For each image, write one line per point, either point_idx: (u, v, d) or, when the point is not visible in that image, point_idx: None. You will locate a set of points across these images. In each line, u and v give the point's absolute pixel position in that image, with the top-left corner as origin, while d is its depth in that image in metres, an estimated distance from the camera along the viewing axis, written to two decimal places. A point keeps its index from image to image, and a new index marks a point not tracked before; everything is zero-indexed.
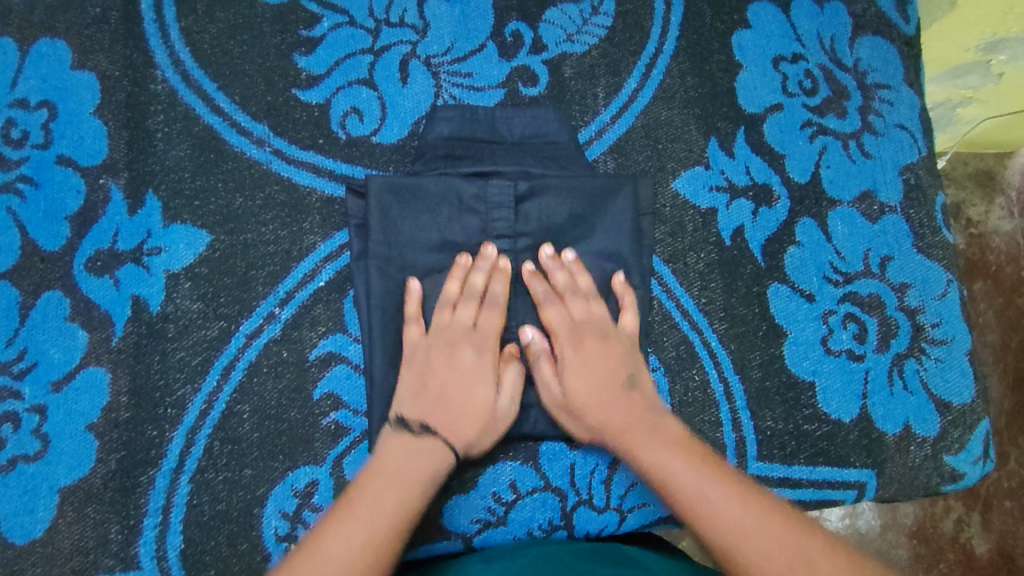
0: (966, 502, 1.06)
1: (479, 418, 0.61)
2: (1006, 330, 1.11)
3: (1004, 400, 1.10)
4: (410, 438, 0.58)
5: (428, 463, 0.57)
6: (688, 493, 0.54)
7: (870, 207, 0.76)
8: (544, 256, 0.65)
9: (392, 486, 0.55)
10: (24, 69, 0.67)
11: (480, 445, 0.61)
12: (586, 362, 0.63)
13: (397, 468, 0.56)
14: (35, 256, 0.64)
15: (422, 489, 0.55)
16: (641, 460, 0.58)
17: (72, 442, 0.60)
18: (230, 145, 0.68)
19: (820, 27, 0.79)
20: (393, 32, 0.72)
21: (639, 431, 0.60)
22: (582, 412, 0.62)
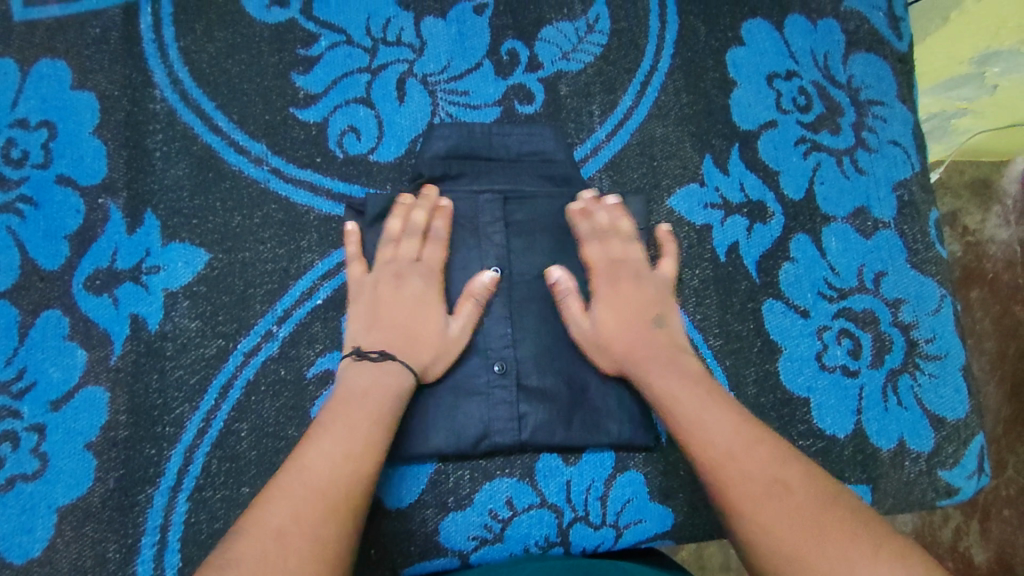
0: (965, 511, 1.06)
1: (431, 342, 0.62)
2: (1003, 339, 1.12)
3: (1002, 407, 1.10)
4: (369, 367, 0.59)
5: (384, 380, 0.58)
6: (686, 418, 0.56)
7: (864, 223, 0.77)
8: (585, 198, 0.68)
9: (360, 405, 0.56)
10: (24, 89, 0.68)
11: (435, 369, 0.62)
12: (619, 297, 0.64)
13: (357, 390, 0.57)
14: (35, 276, 0.64)
15: (385, 401, 0.57)
16: (651, 387, 0.60)
17: (71, 461, 0.61)
18: (228, 164, 0.68)
19: (813, 44, 0.80)
20: (390, 51, 0.73)
21: (659, 363, 0.61)
22: (608, 343, 0.63)
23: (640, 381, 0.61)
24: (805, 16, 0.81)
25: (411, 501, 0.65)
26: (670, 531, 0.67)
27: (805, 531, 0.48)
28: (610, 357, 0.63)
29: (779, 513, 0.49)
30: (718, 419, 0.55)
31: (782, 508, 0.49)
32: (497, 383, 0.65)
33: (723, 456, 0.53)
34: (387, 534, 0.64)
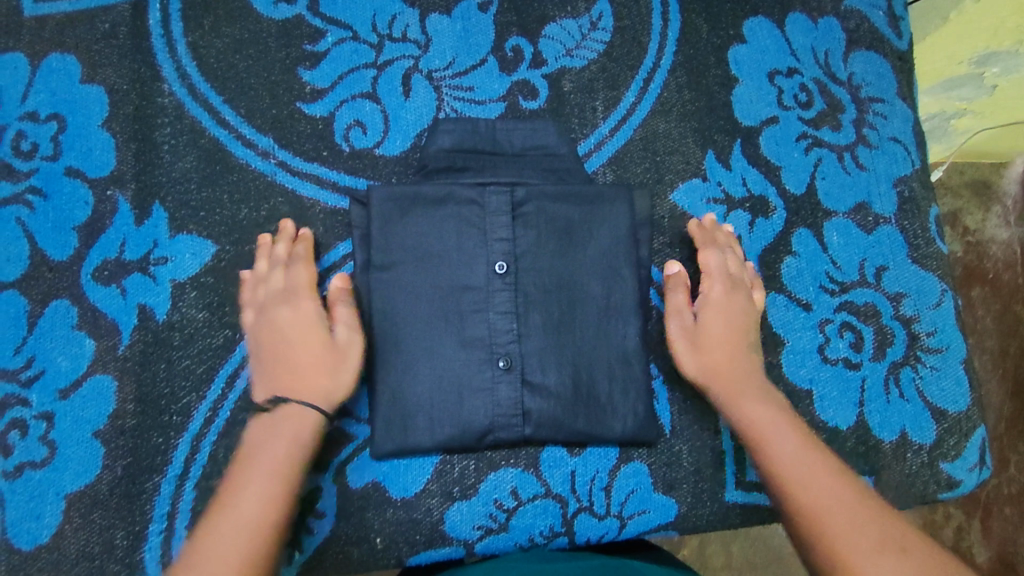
0: (966, 509, 1.07)
1: (319, 364, 0.62)
2: (1004, 337, 1.12)
3: (1004, 406, 1.10)
4: (279, 413, 0.60)
5: (296, 428, 0.59)
6: (780, 454, 0.58)
7: (865, 218, 0.77)
8: (705, 219, 0.73)
9: (258, 467, 0.56)
10: (34, 82, 0.69)
11: (342, 386, 0.62)
12: (729, 310, 0.69)
13: (266, 443, 0.58)
14: (43, 266, 0.65)
15: (288, 452, 0.58)
16: (743, 410, 0.63)
17: (79, 448, 0.61)
18: (236, 157, 0.69)
19: (814, 41, 0.81)
20: (396, 47, 0.73)
21: (754, 396, 0.64)
22: (706, 346, 0.67)
23: (736, 416, 0.63)
24: (805, 14, 0.81)
25: (417, 491, 0.65)
26: (673, 521, 0.68)
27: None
28: (699, 363, 0.67)
29: (889, 567, 0.47)
30: (817, 472, 0.56)
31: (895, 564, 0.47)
32: (502, 377, 0.65)
33: (825, 510, 0.52)
34: (392, 523, 0.64)
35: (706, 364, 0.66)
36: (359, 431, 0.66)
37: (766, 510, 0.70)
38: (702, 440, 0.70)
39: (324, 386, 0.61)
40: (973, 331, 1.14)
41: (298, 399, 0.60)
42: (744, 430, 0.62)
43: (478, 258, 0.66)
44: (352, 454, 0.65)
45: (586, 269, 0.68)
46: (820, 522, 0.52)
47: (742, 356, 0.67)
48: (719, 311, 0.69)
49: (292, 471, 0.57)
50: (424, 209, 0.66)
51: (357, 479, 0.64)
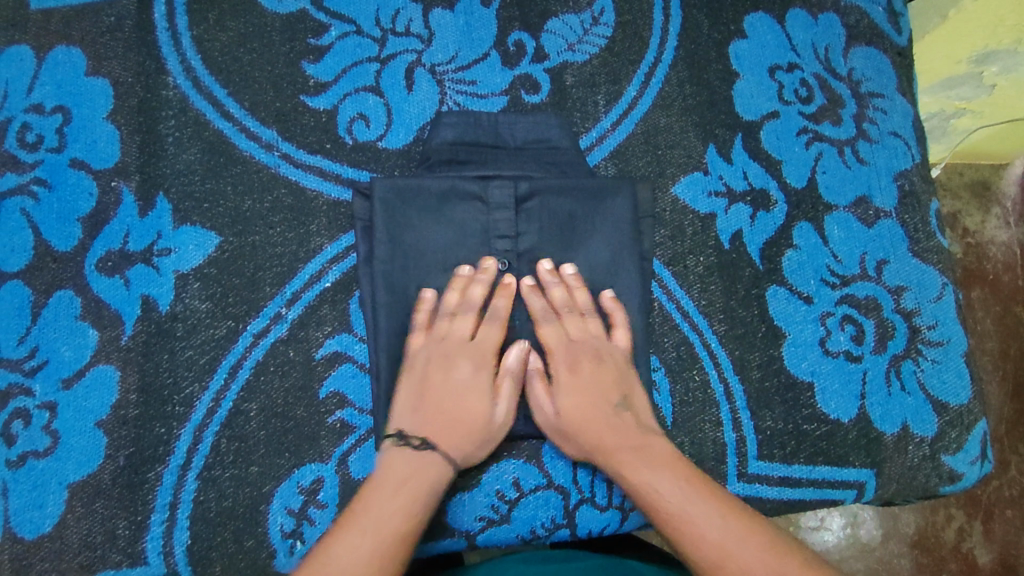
0: (967, 510, 1.06)
1: (475, 430, 0.62)
2: (1004, 338, 1.13)
3: (1004, 407, 1.10)
4: (408, 452, 0.59)
5: (426, 470, 0.58)
6: (676, 514, 0.56)
7: (866, 212, 0.78)
8: (544, 270, 0.66)
9: (394, 496, 0.56)
10: (40, 75, 0.69)
11: (479, 456, 0.62)
12: (584, 379, 0.64)
13: (405, 477, 0.58)
14: (48, 257, 0.65)
15: (427, 495, 0.57)
16: (627, 480, 0.60)
17: (82, 438, 0.61)
18: (239, 150, 0.69)
19: (814, 37, 0.81)
20: (399, 41, 0.74)
21: (634, 456, 0.61)
22: (574, 434, 0.63)
23: (620, 480, 0.61)
24: (806, 10, 0.82)
25: None
26: None
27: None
28: (579, 448, 0.63)
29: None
30: (707, 513, 0.56)
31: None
32: (503, 369, 0.65)
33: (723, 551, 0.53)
34: None
35: (591, 447, 0.63)
36: (362, 421, 0.64)
37: (768, 502, 0.70)
38: (703, 433, 0.70)
39: (466, 451, 0.61)
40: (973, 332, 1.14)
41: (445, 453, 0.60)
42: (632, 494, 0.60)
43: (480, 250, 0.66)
44: (354, 446, 0.64)
45: (588, 262, 0.68)
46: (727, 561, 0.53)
47: (581, 434, 0.63)
48: (574, 387, 0.64)
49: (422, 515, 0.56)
50: (427, 201, 0.66)
51: (359, 470, 0.63)
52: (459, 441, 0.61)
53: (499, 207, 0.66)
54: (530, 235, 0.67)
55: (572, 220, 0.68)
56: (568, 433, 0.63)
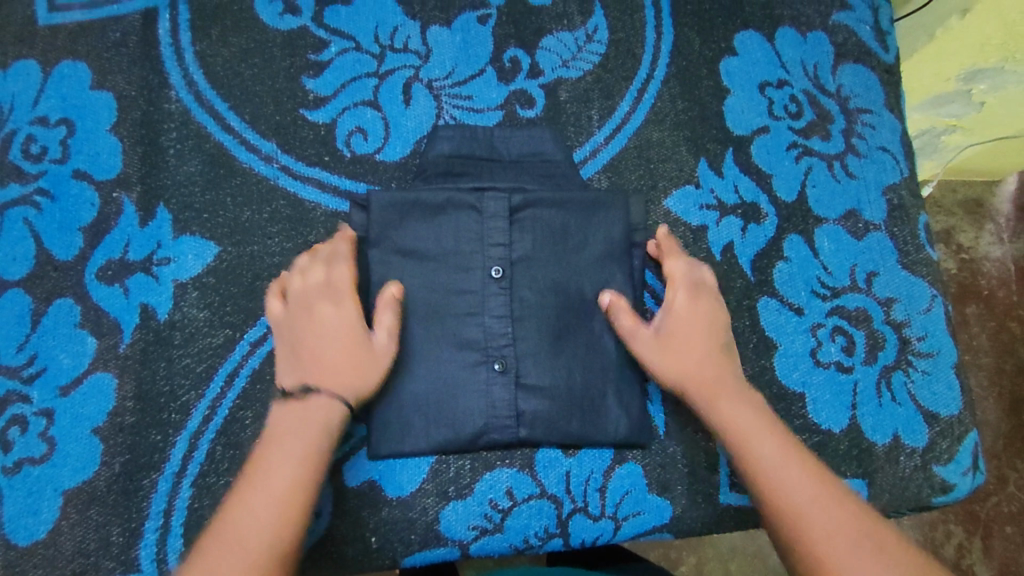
0: (966, 526, 1.06)
1: (355, 362, 0.61)
2: (1000, 354, 1.14)
3: (1002, 423, 1.11)
4: (297, 401, 0.59)
5: (305, 413, 0.58)
6: (768, 456, 0.57)
7: (856, 225, 0.79)
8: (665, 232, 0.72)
9: (293, 441, 0.56)
10: (45, 88, 0.71)
11: (372, 385, 0.61)
12: (694, 313, 0.66)
13: (287, 430, 0.57)
14: (49, 265, 0.66)
15: (313, 434, 0.57)
16: (721, 412, 0.61)
17: (78, 445, 0.62)
18: (240, 162, 0.71)
19: (803, 55, 0.83)
20: (397, 57, 0.76)
21: (731, 394, 0.62)
22: (670, 352, 0.64)
23: (710, 411, 0.62)
24: (795, 28, 0.84)
25: (412, 489, 0.66)
26: (669, 523, 0.68)
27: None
28: (670, 369, 0.64)
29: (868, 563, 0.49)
30: (796, 469, 0.56)
31: (870, 558, 0.49)
32: (497, 379, 0.65)
33: (800, 508, 0.53)
34: (388, 523, 0.65)
35: (685, 370, 0.64)
36: (356, 429, 0.66)
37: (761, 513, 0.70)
38: (696, 442, 0.70)
39: (354, 384, 0.60)
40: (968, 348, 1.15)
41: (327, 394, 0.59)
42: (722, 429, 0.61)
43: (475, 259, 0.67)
44: (349, 453, 0.66)
45: (581, 272, 0.69)
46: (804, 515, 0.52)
47: (689, 351, 0.64)
48: (688, 313, 0.66)
49: (321, 453, 0.57)
50: (423, 212, 0.67)
51: (354, 477, 0.65)
52: (335, 374, 0.60)
53: (494, 217, 0.67)
54: (523, 245, 0.68)
55: (566, 231, 0.69)
56: (674, 339, 0.65)
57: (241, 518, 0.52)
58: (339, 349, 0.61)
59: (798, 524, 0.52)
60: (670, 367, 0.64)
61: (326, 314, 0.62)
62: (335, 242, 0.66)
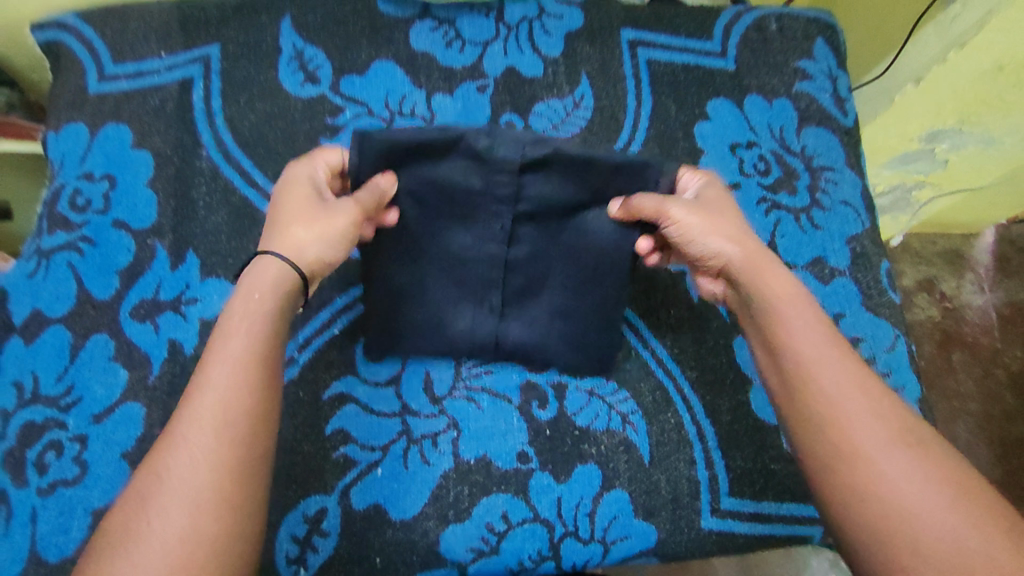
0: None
1: (308, 220, 0.62)
2: (987, 401, 1.23)
3: (995, 468, 1.19)
4: (251, 276, 0.58)
5: (248, 301, 0.56)
6: (811, 350, 0.58)
7: (822, 270, 0.86)
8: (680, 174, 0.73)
9: (252, 313, 0.55)
10: (92, 147, 0.79)
11: (315, 245, 0.61)
12: (718, 204, 0.70)
13: (230, 323, 0.54)
14: (88, 304, 0.73)
15: (255, 328, 0.55)
16: (768, 292, 0.63)
17: (108, 468, 0.67)
18: (262, 213, 0.79)
19: (770, 119, 0.93)
20: (405, 121, 0.85)
21: (775, 273, 0.64)
22: (708, 221, 0.67)
23: (751, 286, 0.64)
24: (762, 96, 0.94)
25: (414, 513, 0.70)
26: (654, 547, 0.73)
27: (933, 492, 0.49)
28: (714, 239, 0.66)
29: (904, 463, 0.51)
30: (841, 370, 0.56)
31: (901, 458, 0.51)
32: None
33: (839, 412, 0.54)
34: (391, 544, 0.69)
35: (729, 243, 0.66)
36: (364, 456, 0.71)
37: (740, 537, 0.75)
38: (678, 470, 0.75)
39: (298, 239, 0.61)
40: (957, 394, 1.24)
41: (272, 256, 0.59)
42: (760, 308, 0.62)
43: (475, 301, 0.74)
44: (356, 479, 0.71)
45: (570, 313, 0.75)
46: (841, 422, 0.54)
47: (725, 218, 0.68)
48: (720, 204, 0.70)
49: (273, 332, 0.56)
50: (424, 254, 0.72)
51: (360, 501, 0.70)
52: (285, 234, 0.61)
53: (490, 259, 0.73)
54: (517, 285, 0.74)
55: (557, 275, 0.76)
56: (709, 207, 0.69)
57: (192, 427, 0.50)
58: (298, 212, 0.63)
59: (837, 430, 0.54)
60: (717, 243, 0.66)
61: (292, 197, 0.64)
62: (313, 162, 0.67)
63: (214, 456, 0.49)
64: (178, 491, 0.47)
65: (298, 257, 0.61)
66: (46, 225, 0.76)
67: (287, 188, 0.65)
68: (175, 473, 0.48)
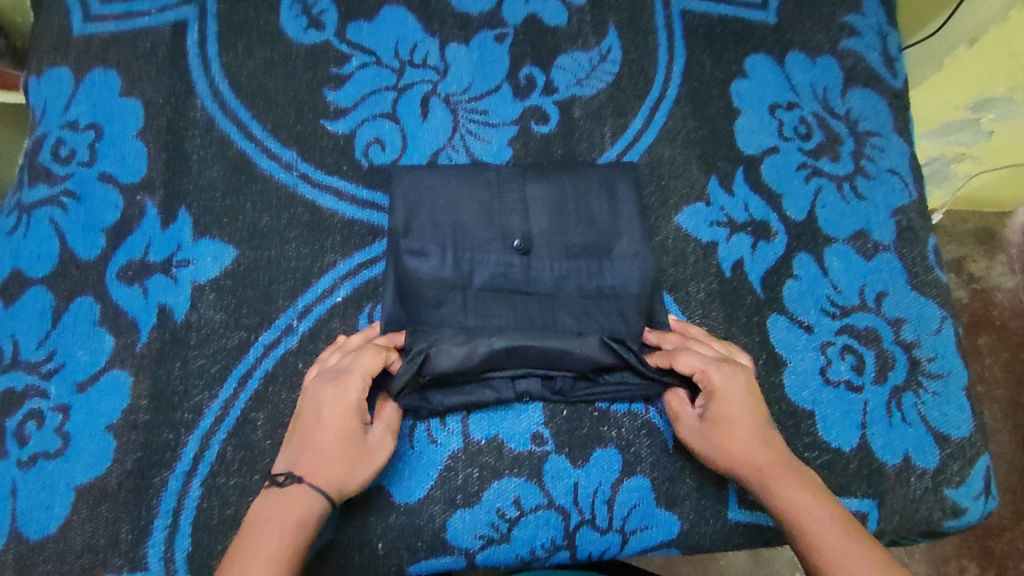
0: (982, 564, 1.05)
1: (339, 453, 0.59)
2: (1014, 387, 1.12)
3: (1016, 458, 1.09)
4: (290, 499, 0.57)
5: (289, 507, 0.56)
6: (827, 539, 0.56)
7: (865, 245, 0.79)
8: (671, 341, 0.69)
9: (272, 531, 0.55)
10: (77, 94, 0.73)
11: (352, 481, 0.59)
12: (732, 393, 0.64)
13: (270, 527, 0.55)
14: (71, 264, 0.68)
15: (296, 537, 0.55)
16: (778, 497, 0.60)
17: (93, 441, 0.63)
18: (260, 168, 0.72)
19: (813, 78, 0.85)
20: (415, 72, 0.78)
21: (784, 474, 0.61)
22: (720, 417, 0.64)
23: (772, 501, 0.60)
24: (805, 53, 0.86)
25: (420, 496, 0.66)
26: (676, 539, 0.68)
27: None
28: (722, 459, 0.63)
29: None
30: (856, 557, 0.54)
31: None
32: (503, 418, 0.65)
33: None
34: (394, 528, 0.65)
35: (743, 460, 0.62)
36: None
37: (769, 530, 0.70)
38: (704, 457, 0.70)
39: (338, 475, 0.59)
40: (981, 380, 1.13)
41: (310, 483, 0.57)
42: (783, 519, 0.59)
43: (494, 245, 0.70)
44: None
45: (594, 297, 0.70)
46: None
47: (739, 420, 0.63)
48: (731, 416, 0.64)
49: (294, 538, 0.55)
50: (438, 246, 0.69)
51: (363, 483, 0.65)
52: (320, 471, 0.58)
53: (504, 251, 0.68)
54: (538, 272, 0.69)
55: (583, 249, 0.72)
56: (719, 421, 0.64)
57: None
58: (329, 445, 0.59)
59: None
60: (724, 457, 0.63)
61: (329, 423, 0.60)
62: (330, 386, 0.61)
63: None
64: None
65: (331, 483, 0.58)
66: (28, 178, 0.71)
67: (328, 412, 0.60)
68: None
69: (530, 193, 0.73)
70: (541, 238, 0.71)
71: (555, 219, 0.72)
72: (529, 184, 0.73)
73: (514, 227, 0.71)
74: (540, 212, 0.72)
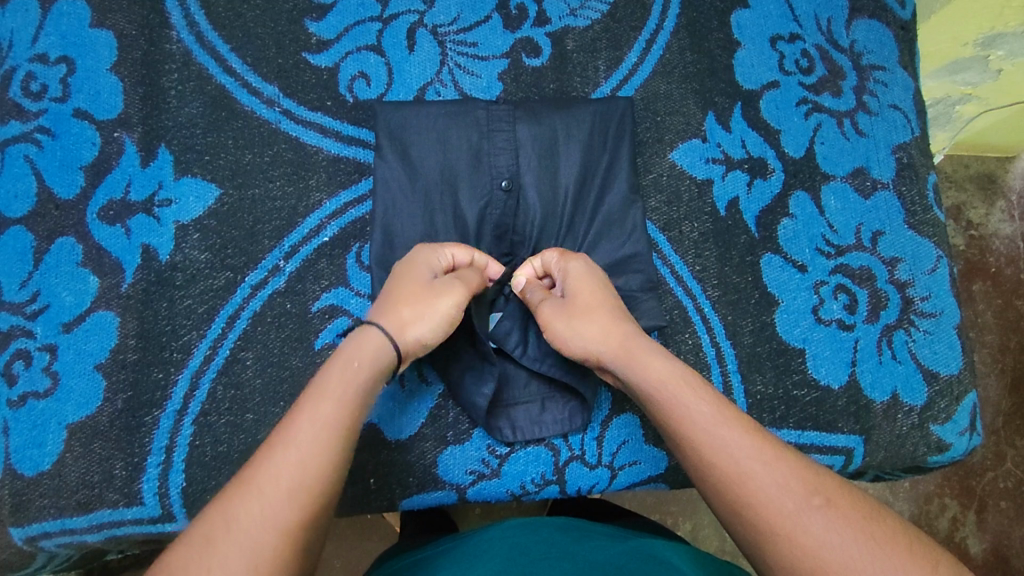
0: (962, 502, 1.07)
1: (410, 299, 0.57)
2: (1004, 331, 1.12)
3: (1002, 400, 1.10)
4: (351, 346, 0.54)
5: (329, 378, 0.51)
6: (699, 412, 0.50)
7: (863, 183, 0.78)
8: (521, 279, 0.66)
9: (343, 355, 0.53)
10: (45, 25, 0.69)
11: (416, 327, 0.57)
12: (588, 278, 0.62)
13: (322, 376, 0.51)
14: (50, 204, 0.66)
15: (349, 379, 0.51)
16: (644, 375, 0.55)
17: (81, 380, 0.63)
18: (241, 104, 0.70)
19: (817, 8, 0.81)
20: (401, 2, 0.74)
21: (647, 352, 0.56)
22: (580, 292, 0.61)
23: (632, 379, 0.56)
24: None
25: (410, 433, 0.66)
26: (664, 474, 0.69)
27: (865, 557, 0.42)
28: (579, 329, 0.59)
29: (824, 530, 0.43)
30: (732, 429, 0.49)
31: (823, 521, 0.44)
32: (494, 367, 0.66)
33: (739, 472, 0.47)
34: (386, 464, 0.66)
35: (602, 338, 0.58)
36: None
37: None
38: None
39: (402, 316, 0.56)
40: (974, 325, 1.13)
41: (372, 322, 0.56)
42: (653, 398, 0.54)
43: (481, 186, 0.69)
44: None
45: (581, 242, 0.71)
46: (744, 482, 0.46)
47: (553, 314, 0.61)
48: (586, 295, 0.61)
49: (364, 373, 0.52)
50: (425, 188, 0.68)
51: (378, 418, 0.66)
52: (391, 309, 0.57)
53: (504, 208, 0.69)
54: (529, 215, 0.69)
55: (575, 196, 0.70)
56: (573, 302, 0.60)
57: (283, 447, 0.46)
58: (404, 289, 0.58)
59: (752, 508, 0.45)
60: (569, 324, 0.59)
61: (401, 273, 0.60)
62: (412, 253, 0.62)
63: (310, 435, 0.47)
64: (277, 483, 0.44)
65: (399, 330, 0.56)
66: None
67: (407, 265, 0.61)
68: (228, 545, 0.42)
69: (519, 132, 0.70)
70: (530, 176, 0.69)
71: (544, 160, 0.70)
72: (519, 123, 0.70)
73: (502, 167, 0.69)
74: (530, 152, 0.70)
